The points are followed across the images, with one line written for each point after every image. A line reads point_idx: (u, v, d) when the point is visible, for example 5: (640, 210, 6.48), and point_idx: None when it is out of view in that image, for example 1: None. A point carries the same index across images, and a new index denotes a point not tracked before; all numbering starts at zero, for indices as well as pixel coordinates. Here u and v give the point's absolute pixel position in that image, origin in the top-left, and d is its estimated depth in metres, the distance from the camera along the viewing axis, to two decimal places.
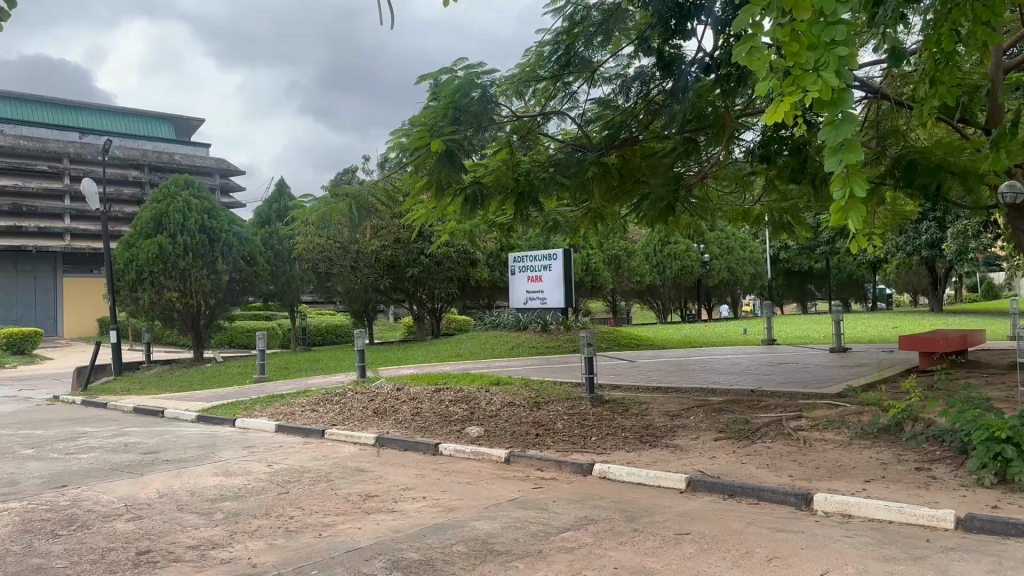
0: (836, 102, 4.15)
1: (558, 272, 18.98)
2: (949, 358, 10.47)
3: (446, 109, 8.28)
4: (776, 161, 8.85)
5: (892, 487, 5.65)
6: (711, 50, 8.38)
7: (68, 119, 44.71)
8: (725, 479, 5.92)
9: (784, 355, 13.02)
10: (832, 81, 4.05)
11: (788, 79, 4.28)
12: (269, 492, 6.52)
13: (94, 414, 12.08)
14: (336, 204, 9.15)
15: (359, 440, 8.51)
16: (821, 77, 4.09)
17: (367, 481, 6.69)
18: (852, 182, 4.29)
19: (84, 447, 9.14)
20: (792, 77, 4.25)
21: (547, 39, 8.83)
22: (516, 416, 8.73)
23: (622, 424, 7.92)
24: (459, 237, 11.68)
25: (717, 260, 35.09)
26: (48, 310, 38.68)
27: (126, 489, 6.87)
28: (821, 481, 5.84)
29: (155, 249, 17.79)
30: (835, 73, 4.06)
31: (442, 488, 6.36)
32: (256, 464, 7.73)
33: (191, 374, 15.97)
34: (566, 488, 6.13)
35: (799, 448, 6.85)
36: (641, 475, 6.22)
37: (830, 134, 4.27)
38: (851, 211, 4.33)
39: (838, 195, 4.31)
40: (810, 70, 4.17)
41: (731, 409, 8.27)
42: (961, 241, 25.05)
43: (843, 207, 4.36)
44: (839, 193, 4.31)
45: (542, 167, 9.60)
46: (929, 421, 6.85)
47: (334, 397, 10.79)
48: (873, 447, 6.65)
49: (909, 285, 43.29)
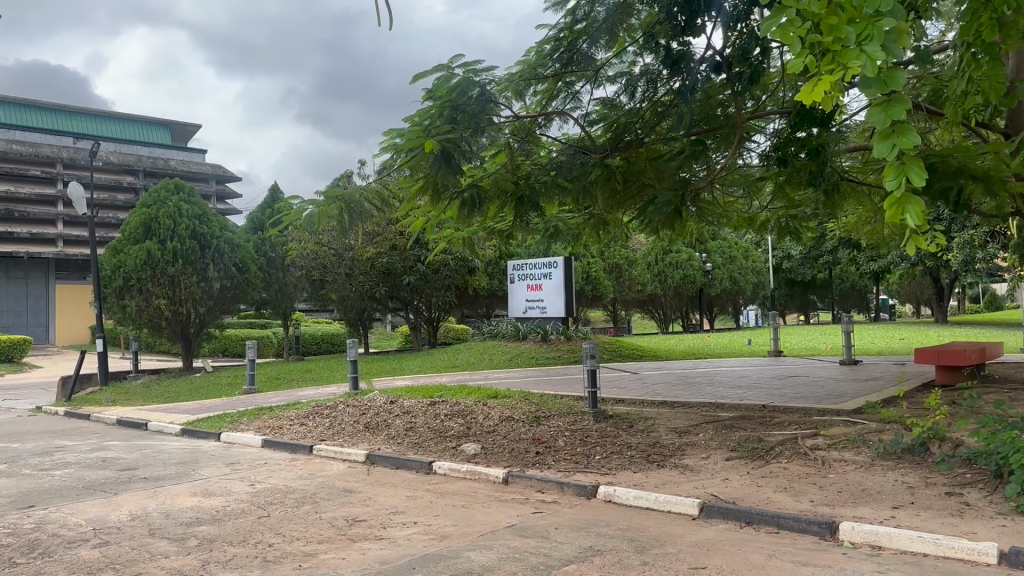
0: (883, 81, 3.73)
1: (558, 281, 18.62)
2: (969, 372, 9.99)
3: (441, 108, 7.91)
4: (791, 163, 8.40)
5: (924, 515, 5.19)
6: (721, 48, 8.01)
7: (62, 124, 44.36)
8: (742, 505, 5.47)
9: (792, 367, 12.59)
10: (879, 56, 3.63)
11: (828, 57, 3.83)
12: (249, 515, 6.06)
13: (75, 426, 11.62)
14: (326, 207, 8.62)
15: (349, 457, 8.05)
16: (866, 52, 3.66)
17: (355, 504, 6.22)
18: (907, 170, 3.88)
19: (60, 463, 8.67)
20: (831, 54, 3.82)
21: (548, 36, 8.44)
22: (514, 432, 8.26)
23: (627, 442, 7.45)
24: (457, 243, 11.22)
25: (719, 269, 34.71)
26: (40, 317, 38.18)
27: (96, 511, 6.40)
28: (844, 508, 5.39)
29: (143, 255, 17.41)
30: (880, 47, 3.64)
31: (434, 511, 5.90)
32: (238, 483, 7.27)
33: (179, 384, 15.47)
34: (568, 514, 5.68)
35: (817, 469, 6.41)
36: (649, 499, 5.77)
37: (879, 116, 3.88)
38: (907, 204, 3.93)
39: (891, 186, 3.92)
40: (852, 46, 3.74)
41: (742, 426, 7.81)
42: (966, 251, 24.61)
43: (897, 199, 3.94)
44: (893, 183, 3.92)
45: (543, 171, 9.11)
46: (957, 442, 6.38)
47: (324, 410, 10.32)
48: (897, 469, 6.20)
49: (912, 296, 42.78)
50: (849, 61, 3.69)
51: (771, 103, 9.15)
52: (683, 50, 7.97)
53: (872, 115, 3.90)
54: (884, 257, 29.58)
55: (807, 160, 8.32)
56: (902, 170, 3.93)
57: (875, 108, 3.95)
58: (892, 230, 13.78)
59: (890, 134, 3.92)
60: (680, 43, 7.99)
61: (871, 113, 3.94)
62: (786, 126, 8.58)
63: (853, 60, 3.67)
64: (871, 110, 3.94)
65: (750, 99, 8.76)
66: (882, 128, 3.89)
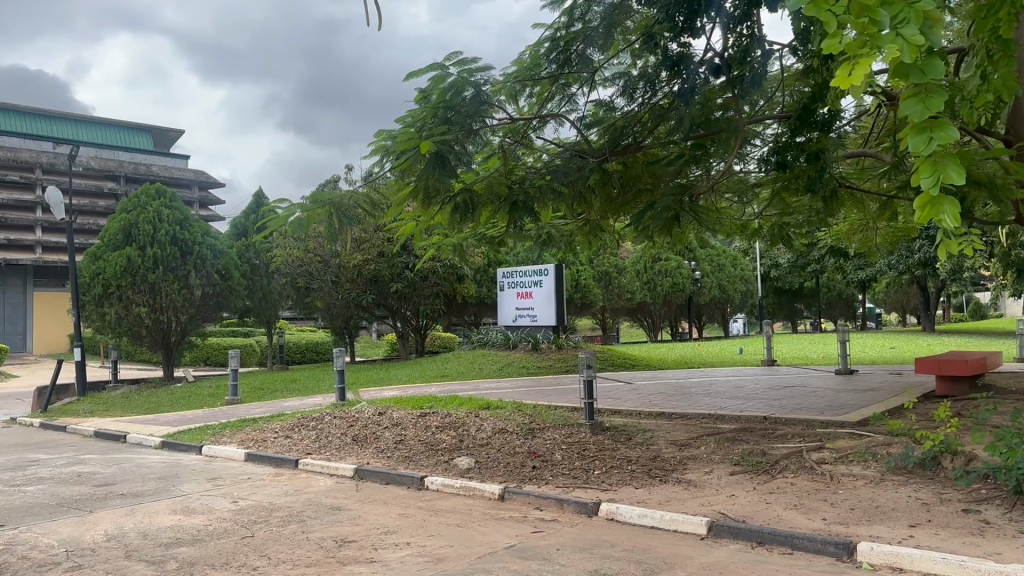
0: (921, 69, 3.48)
1: (549, 289, 18.44)
2: (971, 384, 9.79)
3: (435, 109, 7.66)
4: (793, 169, 8.17)
5: (943, 534, 4.95)
6: (721, 49, 7.82)
7: (41, 127, 43.75)
8: (752, 524, 5.21)
9: (786, 377, 12.37)
10: (918, 42, 3.35)
11: (862, 41, 3.56)
12: (232, 535, 5.74)
13: (51, 438, 11.22)
14: (314, 211, 8.34)
15: (336, 471, 7.74)
16: (902, 36, 3.38)
17: (344, 523, 5.91)
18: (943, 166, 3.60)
19: (32, 478, 8.29)
20: (865, 38, 3.54)
21: (545, 36, 8.20)
22: (509, 445, 7.98)
23: (627, 456, 7.17)
24: (447, 249, 10.92)
25: (708, 277, 34.54)
26: (18, 325, 37.59)
27: (69, 531, 6.05)
28: (859, 527, 5.14)
29: (123, 262, 17.01)
30: (919, 32, 3.36)
31: (428, 531, 5.61)
32: (220, 499, 6.93)
33: (159, 395, 15.00)
34: (570, 533, 5.40)
35: (826, 484, 6.17)
36: (654, 517, 5.50)
37: (915, 107, 3.64)
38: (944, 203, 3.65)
39: (927, 182, 3.65)
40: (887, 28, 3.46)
41: (745, 439, 7.55)
42: (956, 259, 24.36)
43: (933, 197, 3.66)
44: (928, 179, 3.65)
45: (537, 175, 8.80)
46: (970, 456, 6.14)
47: (310, 422, 9.98)
48: (908, 485, 5.97)
49: (899, 304, 42.70)
50: (884, 44, 3.41)
51: (769, 108, 8.94)
52: (682, 52, 7.75)
53: (908, 107, 3.65)
54: (872, 265, 29.59)
55: (807, 165, 8.08)
56: (938, 166, 3.66)
57: (910, 98, 3.71)
58: (884, 238, 13.66)
59: (925, 128, 3.68)
60: (679, 44, 7.76)
61: (907, 104, 3.70)
62: (787, 131, 8.34)
63: (888, 44, 3.39)
64: (906, 102, 3.70)
65: (749, 103, 8.54)
66: (917, 120, 3.65)
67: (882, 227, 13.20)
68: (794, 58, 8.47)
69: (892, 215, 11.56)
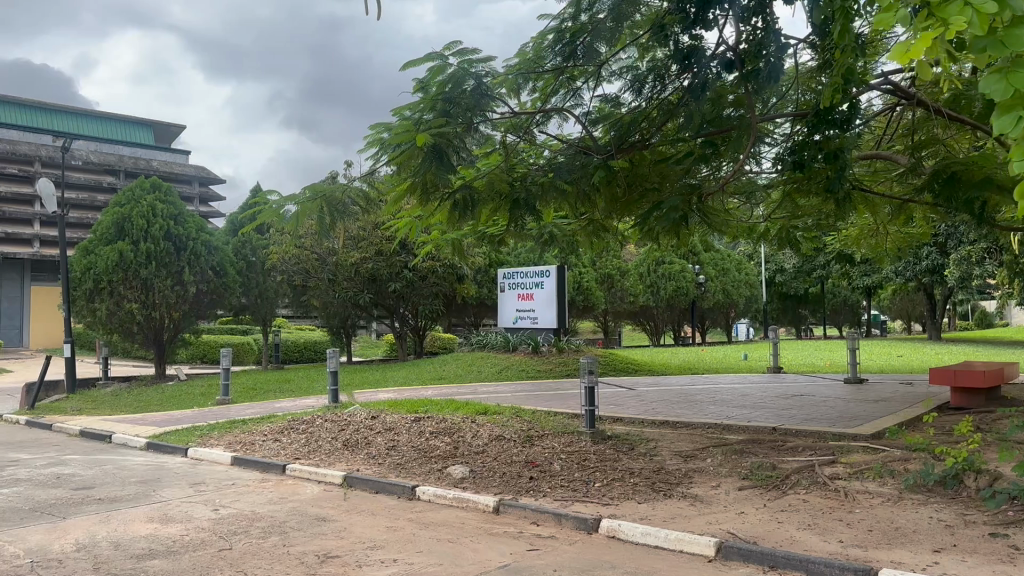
0: (1000, 41, 3.04)
1: (551, 290, 18.09)
2: (986, 396, 9.43)
3: (434, 102, 7.34)
4: (808, 168, 7.79)
5: (971, 561, 4.58)
6: (734, 43, 7.51)
7: (41, 121, 43.51)
8: (765, 547, 4.84)
9: (794, 385, 12.01)
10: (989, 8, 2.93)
11: (929, 9, 3.18)
12: (208, 547, 5.38)
13: (35, 437, 10.88)
14: (307, 205, 7.98)
15: (325, 479, 7.39)
16: (971, 3, 2.98)
17: (328, 536, 5.57)
18: None
19: (9, 479, 7.94)
20: (933, 9, 3.17)
21: (550, 27, 7.89)
22: (505, 453, 7.64)
23: (629, 467, 6.81)
24: (445, 247, 10.57)
25: (713, 281, 34.17)
26: (15, 319, 37.44)
27: (39, 538, 5.71)
28: (880, 551, 4.78)
29: (115, 257, 16.69)
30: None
31: (416, 547, 5.26)
32: (199, 507, 6.57)
33: (148, 394, 14.60)
34: (568, 553, 5.05)
35: (841, 502, 5.81)
36: (658, 536, 5.14)
37: (997, 84, 3.11)
38: None
39: None
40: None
41: (754, 452, 7.19)
42: (964, 267, 23.78)
43: None
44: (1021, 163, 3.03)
45: (540, 173, 8.45)
46: (995, 475, 5.78)
47: (300, 425, 9.62)
48: (928, 504, 5.61)
49: (904, 311, 42.22)
50: (951, 14, 3.02)
51: (782, 107, 8.59)
52: (694, 45, 7.46)
53: (986, 82, 3.13)
54: (879, 271, 29.17)
55: (824, 165, 7.74)
56: None
57: (992, 74, 3.19)
58: (895, 244, 13.28)
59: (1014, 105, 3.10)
60: (690, 37, 7.49)
61: (988, 82, 3.17)
62: (802, 130, 8.00)
63: (955, 14, 2.99)
64: (986, 79, 3.19)
65: (763, 101, 8.22)
66: (1000, 98, 3.09)
67: (893, 232, 12.85)
68: (810, 55, 8.16)
69: (907, 219, 11.20)
